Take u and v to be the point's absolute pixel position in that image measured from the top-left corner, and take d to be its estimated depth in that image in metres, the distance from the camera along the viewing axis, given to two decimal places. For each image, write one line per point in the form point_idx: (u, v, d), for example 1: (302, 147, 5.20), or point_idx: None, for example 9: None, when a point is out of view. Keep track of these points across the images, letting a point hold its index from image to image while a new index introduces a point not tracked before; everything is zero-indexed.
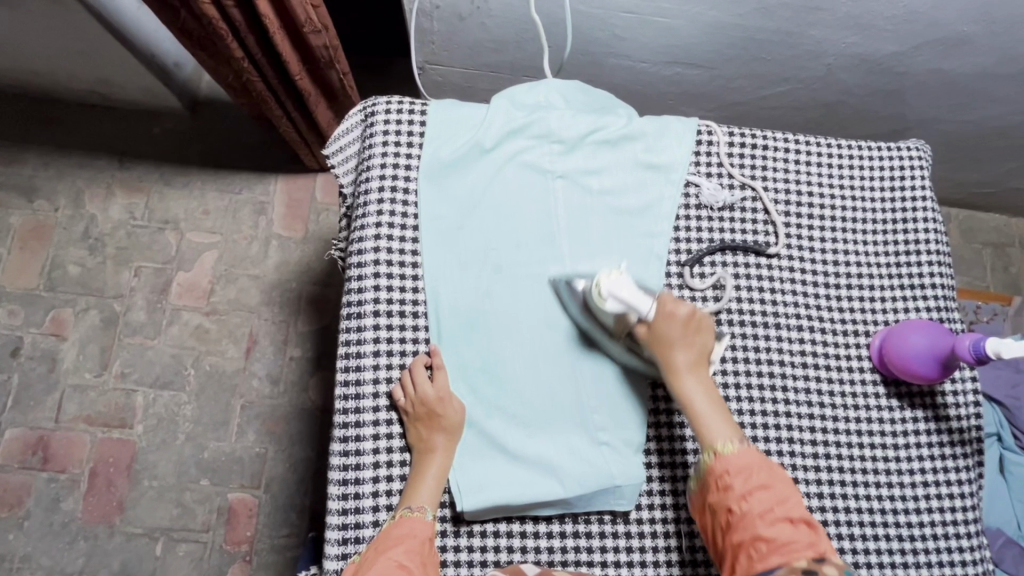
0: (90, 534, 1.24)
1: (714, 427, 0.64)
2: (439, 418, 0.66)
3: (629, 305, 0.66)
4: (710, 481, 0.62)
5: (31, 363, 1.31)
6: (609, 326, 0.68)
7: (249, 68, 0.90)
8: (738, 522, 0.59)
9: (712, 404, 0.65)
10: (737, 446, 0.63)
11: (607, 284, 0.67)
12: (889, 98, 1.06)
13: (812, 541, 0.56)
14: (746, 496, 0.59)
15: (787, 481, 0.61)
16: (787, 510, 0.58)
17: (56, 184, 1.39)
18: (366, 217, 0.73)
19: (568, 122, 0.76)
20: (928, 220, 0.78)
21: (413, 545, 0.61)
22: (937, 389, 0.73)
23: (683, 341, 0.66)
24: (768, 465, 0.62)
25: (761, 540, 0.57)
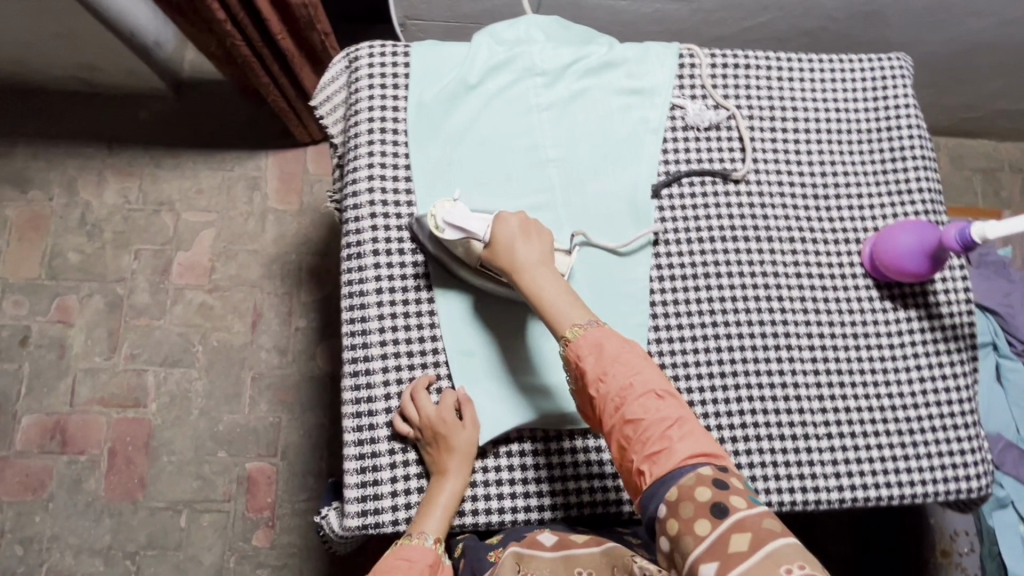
0: (115, 511, 1.27)
1: (563, 313, 0.64)
2: (450, 445, 0.66)
3: (464, 230, 0.67)
4: (573, 371, 0.63)
5: (41, 350, 1.32)
6: (458, 255, 0.69)
7: (233, 32, 0.96)
8: (604, 407, 0.60)
9: (561, 291, 0.65)
10: (586, 328, 0.63)
11: (442, 214, 0.68)
12: (871, 21, 1.06)
13: (677, 414, 0.58)
14: (603, 377, 0.60)
15: (642, 354, 0.62)
16: (644, 384, 0.59)
17: (48, 174, 1.40)
18: (358, 160, 0.74)
19: (550, 55, 0.77)
20: (910, 126, 0.79)
21: (410, 572, 0.62)
22: (928, 287, 0.75)
23: (523, 240, 0.67)
24: (614, 334, 0.63)
25: (629, 424, 0.58)
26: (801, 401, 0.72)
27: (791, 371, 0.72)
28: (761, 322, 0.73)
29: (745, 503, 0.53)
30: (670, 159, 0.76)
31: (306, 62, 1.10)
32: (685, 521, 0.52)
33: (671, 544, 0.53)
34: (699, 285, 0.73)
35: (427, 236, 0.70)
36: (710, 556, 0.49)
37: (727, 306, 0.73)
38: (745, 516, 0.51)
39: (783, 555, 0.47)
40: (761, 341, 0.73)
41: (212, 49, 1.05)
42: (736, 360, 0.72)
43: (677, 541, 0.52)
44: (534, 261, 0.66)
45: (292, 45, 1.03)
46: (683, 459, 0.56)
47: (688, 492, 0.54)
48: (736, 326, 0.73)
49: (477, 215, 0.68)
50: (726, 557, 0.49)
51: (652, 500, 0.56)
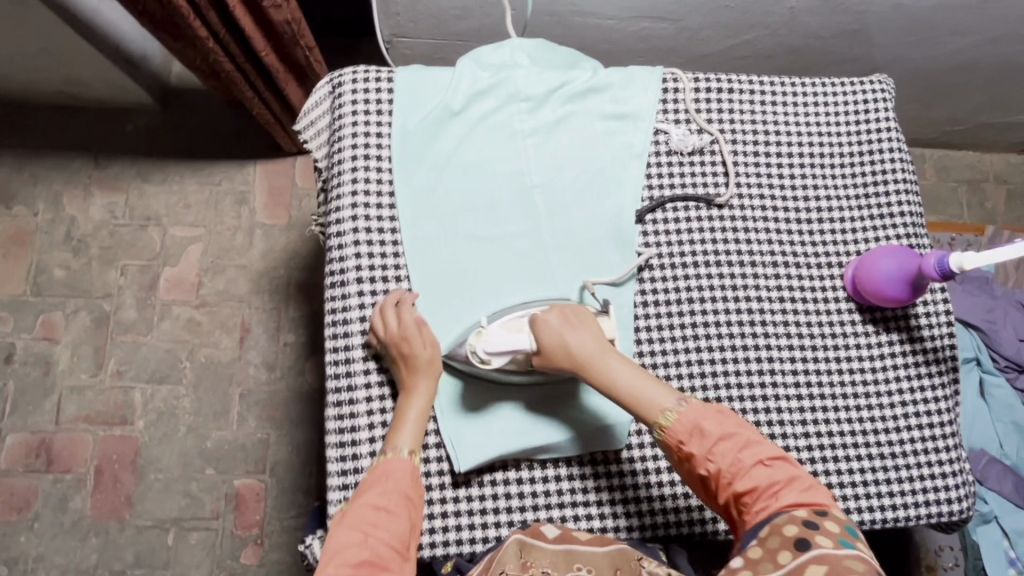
0: (101, 530, 1.26)
1: (650, 399, 0.63)
2: (415, 359, 0.67)
3: (512, 346, 0.66)
4: (675, 452, 0.62)
5: (26, 368, 1.31)
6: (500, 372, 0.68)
7: (216, 50, 0.94)
8: (716, 484, 0.60)
9: (636, 374, 0.64)
10: (677, 409, 0.62)
11: (482, 344, 0.67)
12: (855, 39, 1.07)
13: (787, 477, 0.58)
14: (710, 455, 0.60)
15: (741, 421, 0.62)
16: (754, 454, 0.59)
17: (32, 190, 1.39)
18: (342, 187, 0.74)
19: (534, 80, 0.77)
20: (893, 150, 0.80)
21: (391, 485, 0.61)
22: (910, 312, 0.75)
23: (571, 331, 0.66)
24: (711, 407, 0.62)
25: (744, 496, 0.58)
26: (783, 427, 0.72)
27: (775, 396, 0.73)
28: (745, 347, 0.73)
29: (833, 544, 0.51)
30: (654, 184, 0.76)
31: (291, 78, 1.09)
32: (769, 550, 0.53)
33: (744, 560, 0.53)
34: (684, 311, 0.74)
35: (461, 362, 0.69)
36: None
37: (711, 332, 0.73)
38: (829, 552, 0.50)
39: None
40: (745, 367, 0.73)
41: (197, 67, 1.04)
42: (721, 386, 0.72)
43: (756, 564, 0.52)
44: (595, 352, 0.65)
45: (276, 61, 1.02)
46: (788, 508, 0.56)
47: (776, 528, 0.54)
48: (720, 352, 0.73)
49: (514, 329, 0.67)
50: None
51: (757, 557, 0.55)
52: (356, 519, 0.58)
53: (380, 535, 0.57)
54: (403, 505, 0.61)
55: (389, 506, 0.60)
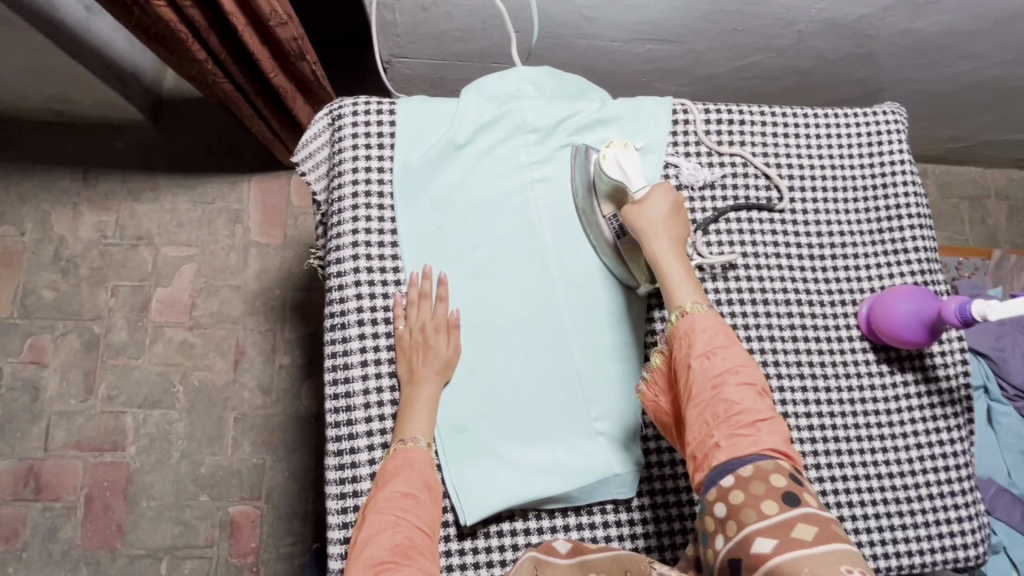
0: (92, 559, 1.23)
1: (681, 291, 0.63)
2: (430, 350, 0.67)
3: (628, 178, 0.67)
4: (675, 337, 0.61)
5: (13, 393, 1.28)
6: (603, 191, 0.70)
7: (214, 69, 0.91)
8: (700, 381, 0.58)
9: (687, 274, 0.64)
10: (704, 310, 0.62)
11: (613, 151, 0.68)
12: (863, 62, 1.05)
13: (773, 411, 0.57)
14: (710, 356, 0.58)
15: (746, 347, 0.60)
16: (750, 375, 0.58)
17: (20, 209, 1.35)
18: (342, 225, 0.71)
19: (540, 111, 0.75)
20: (906, 183, 0.78)
21: (415, 472, 0.61)
22: (925, 352, 0.74)
23: (670, 216, 0.66)
24: (723, 323, 0.61)
25: (724, 403, 0.56)
26: None
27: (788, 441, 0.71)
28: None
29: (814, 504, 0.51)
30: None
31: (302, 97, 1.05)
32: (751, 496, 0.51)
33: (728, 510, 0.52)
34: None
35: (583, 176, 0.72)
36: (768, 531, 0.49)
37: None
38: (814, 512, 0.50)
39: (846, 556, 0.47)
40: None
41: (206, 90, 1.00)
42: None
43: (739, 511, 0.51)
44: (676, 241, 0.66)
45: (283, 80, 0.96)
46: (768, 450, 0.54)
47: (762, 473, 0.52)
48: None
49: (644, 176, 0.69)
50: (785, 538, 0.48)
51: (719, 473, 0.54)
52: (386, 506, 0.59)
53: (409, 524, 0.58)
54: (426, 494, 0.61)
55: (415, 493, 0.60)
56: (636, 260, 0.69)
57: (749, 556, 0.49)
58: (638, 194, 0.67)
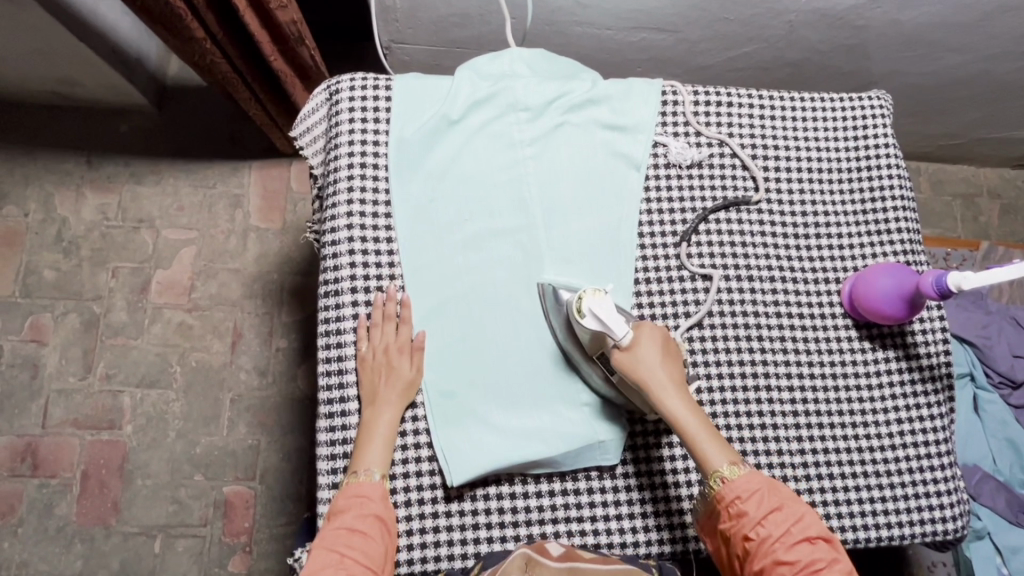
0: (87, 536, 1.24)
1: (710, 451, 0.63)
2: (391, 372, 0.67)
3: (608, 328, 0.63)
4: (720, 506, 0.61)
5: (13, 370, 1.29)
6: (583, 340, 0.67)
7: (212, 49, 0.93)
8: (757, 549, 0.59)
9: (705, 430, 0.63)
10: (740, 469, 0.62)
11: (589, 301, 0.64)
12: (854, 54, 1.07)
13: (831, 559, 0.57)
14: (762, 521, 0.59)
15: (794, 497, 0.61)
16: (803, 530, 0.59)
17: (23, 190, 1.37)
18: (337, 195, 0.73)
19: (533, 90, 0.77)
20: (891, 166, 0.80)
21: (365, 507, 0.62)
22: (907, 328, 0.75)
23: (664, 365, 0.64)
24: (768, 480, 0.62)
25: (783, 566, 0.57)
26: (778, 443, 0.71)
27: (770, 412, 0.72)
28: (742, 362, 0.73)
29: None
30: (653, 197, 0.76)
31: (295, 77, 1.05)
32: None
33: None
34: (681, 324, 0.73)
35: (562, 321, 0.69)
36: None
37: (708, 347, 0.73)
38: None
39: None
40: (741, 383, 0.72)
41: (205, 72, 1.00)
42: (718, 402, 0.72)
43: None
44: (673, 386, 0.64)
45: (281, 64, 0.99)
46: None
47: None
48: (717, 367, 0.72)
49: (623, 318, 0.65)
50: None
51: None
52: (332, 542, 0.59)
53: (354, 561, 0.58)
54: (376, 529, 0.61)
55: (365, 529, 0.61)
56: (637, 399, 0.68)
57: None
58: (625, 341, 0.64)
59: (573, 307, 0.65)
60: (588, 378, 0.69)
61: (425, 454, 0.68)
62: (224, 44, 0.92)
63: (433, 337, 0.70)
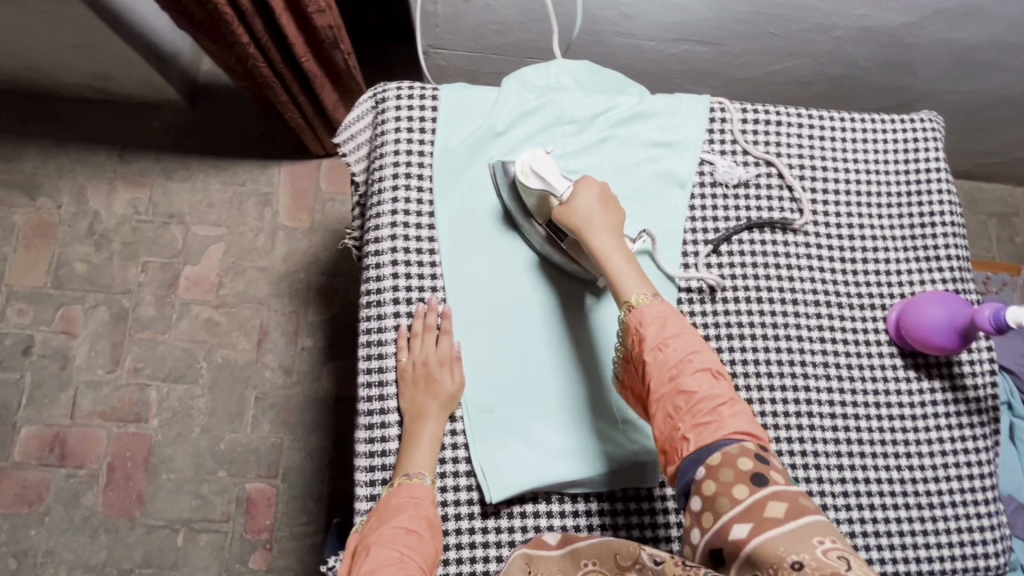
0: (111, 527, 1.25)
1: (625, 283, 0.63)
2: (435, 384, 0.67)
3: (550, 185, 0.67)
4: (627, 332, 0.62)
5: (43, 360, 1.31)
6: (529, 206, 0.70)
7: (256, 54, 0.93)
8: (656, 378, 0.58)
9: (631, 270, 0.64)
10: (650, 300, 0.62)
11: (529, 162, 0.68)
12: (899, 71, 1.05)
13: (730, 392, 0.57)
14: (663, 350, 0.59)
15: (696, 330, 0.61)
16: (703, 361, 0.58)
17: (57, 182, 1.38)
18: (381, 205, 0.72)
19: (580, 104, 0.76)
20: (941, 190, 0.78)
21: (418, 509, 0.61)
22: (953, 359, 0.74)
23: (600, 209, 0.66)
24: (675, 311, 0.62)
25: (681, 395, 0.57)
26: (820, 472, 0.70)
27: (812, 440, 0.71)
28: (785, 388, 0.72)
29: (784, 481, 0.53)
30: (699, 215, 0.75)
31: (328, 85, 1.06)
32: (722, 484, 0.52)
33: (704, 503, 0.52)
34: (722, 346, 0.72)
35: (508, 184, 0.71)
36: (743, 518, 0.49)
37: (751, 370, 0.72)
38: (783, 490, 0.51)
39: (816, 528, 0.47)
40: (784, 408, 0.71)
41: (229, 64, 0.99)
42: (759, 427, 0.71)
43: (712, 502, 0.52)
44: (607, 231, 0.65)
45: (314, 65, 0.99)
46: (733, 434, 0.55)
47: (729, 459, 0.53)
48: (759, 392, 0.71)
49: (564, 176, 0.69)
50: (758, 521, 0.49)
51: (688, 469, 0.55)
52: (389, 542, 0.58)
53: (412, 560, 0.57)
54: (429, 531, 0.61)
55: (419, 530, 0.60)
56: (584, 258, 0.69)
57: (727, 544, 0.49)
58: (563, 195, 0.67)
59: (517, 170, 0.69)
60: (534, 243, 0.71)
61: (463, 469, 0.68)
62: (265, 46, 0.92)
63: (475, 351, 0.70)
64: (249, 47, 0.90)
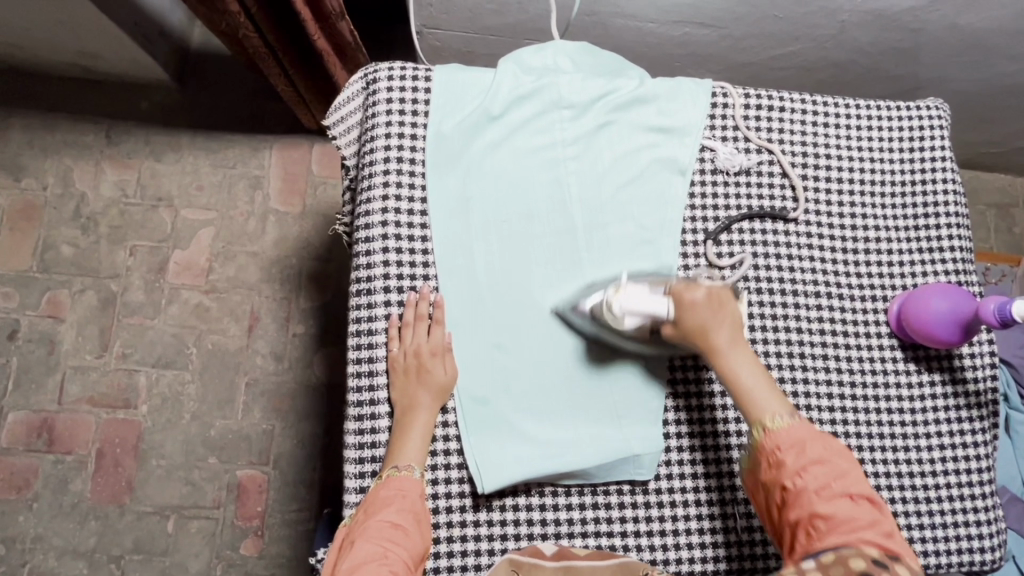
0: (101, 514, 1.24)
1: (762, 403, 0.60)
2: (427, 374, 0.65)
3: (647, 312, 0.64)
4: (759, 455, 0.59)
5: (29, 345, 1.29)
6: (625, 334, 0.66)
7: (245, 24, 0.90)
8: (795, 499, 0.56)
9: (763, 383, 0.61)
10: (787, 420, 0.59)
11: (619, 300, 0.65)
12: (904, 57, 1.03)
13: (874, 520, 0.53)
14: (801, 471, 0.56)
15: (846, 454, 0.57)
16: (846, 486, 0.55)
17: (42, 162, 1.35)
18: (372, 190, 0.70)
19: (578, 86, 0.73)
20: (946, 179, 0.76)
21: (405, 502, 0.61)
22: (954, 352, 0.73)
23: (714, 318, 0.63)
24: (818, 432, 0.58)
25: (818, 517, 0.54)
26: None
27: None
28: (783, 381, 0.70)
29: None
30: (698, 203, 0.73)
31: (338, 59, 1.03)
32: None
33: None
34: None
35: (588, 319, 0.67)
36: None
37: None
38: None
39: None
40: None
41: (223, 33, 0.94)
42: None
43: None
44: (728, 343, 0.63)
45: (324, 43, 0.97)
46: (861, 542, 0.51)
47: (843, 558, 0.50)
48: None
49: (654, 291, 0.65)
50: None
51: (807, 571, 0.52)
52: (374, 535, 0.58)
53: (395, 555, 0.57)
54: (415, 526, 0.60)
55: (405, 524, 0.59)
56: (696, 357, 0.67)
57: None
58: (667, 315, 0.64)
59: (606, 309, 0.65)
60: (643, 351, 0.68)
61: (455, 461, 0.66)
62: (262, 19, 0.89)
63: (468, 343, 0.68)
64: (238, 16, 0.88)
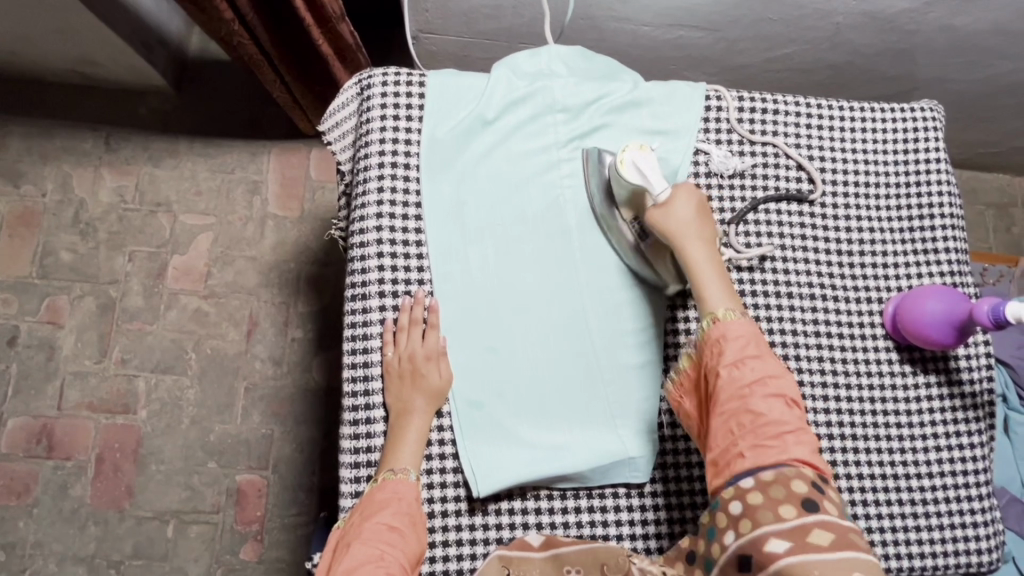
0: (100, 519, 1.24)
1: (711, 292, 0.63)
2: (422, 378, 0.66)
3: (648, 180, 0.66)
4: (705, 343, 0.61)
5: (29, 351, 1.29)
6: (619, 200, 0.69)
7: (240, 31, 0.90)
8: (728, 393, 0.58)
9: (716, 271, 0.64)
10: (735, 315, 0.62)
11: (631, 155, 0.67)
12: (900, 59, 1.03)
13: (800, 424, 0.57)
14: (738, 366, 0.59)
15: (778, 358, 0.60)
16: (779, 389, 0.58)
17: (41, 169, 1.36)
18: (367, 195, 0.70)
19: (572, 91, 0.74)
20: (941, 180, 0.76)
21: (401, 505, 0.61)
22: (950, 353, 0.73)
23: (694, 218, 0.66)
24: (757, 334, 0.61)
25: (750, 413, 0.57)
26: None
27: None
28: None
29: (834, 511, 0.53)
30: None
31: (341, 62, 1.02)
32: (769, 498, 0.53)
33: (743, 509, 0.54)
34: None
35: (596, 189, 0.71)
36: (784, 535, 0.51)
37: None
38: (833, 521, 0.52)
39: (858, 563, 0.49)
40: None
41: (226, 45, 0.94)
42: None
43: (756, 511, 0.53)
44: (699, 240, 0.65)
45: (326, 46, 0.97)
46: (794, 460, 0.56)
47: (782, 479, 0.54)
48: None
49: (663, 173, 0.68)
50: (800, 541, 0.51)
51: (739, 477, 0.56)
52: (371, 539, 0.58)
53: (391, 558, 0.57)
54: (411, 529, 0.60)
55: (401, 527, 0.59)
56: (663, 263, 0.69)
57: (763, 556, 0.51)
58: (660, 195, 0.66)
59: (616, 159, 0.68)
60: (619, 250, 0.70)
61: (450, 465, 0.66)
62: (258, 23, 0.90)
63: (463, 347, 0.68)
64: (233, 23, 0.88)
